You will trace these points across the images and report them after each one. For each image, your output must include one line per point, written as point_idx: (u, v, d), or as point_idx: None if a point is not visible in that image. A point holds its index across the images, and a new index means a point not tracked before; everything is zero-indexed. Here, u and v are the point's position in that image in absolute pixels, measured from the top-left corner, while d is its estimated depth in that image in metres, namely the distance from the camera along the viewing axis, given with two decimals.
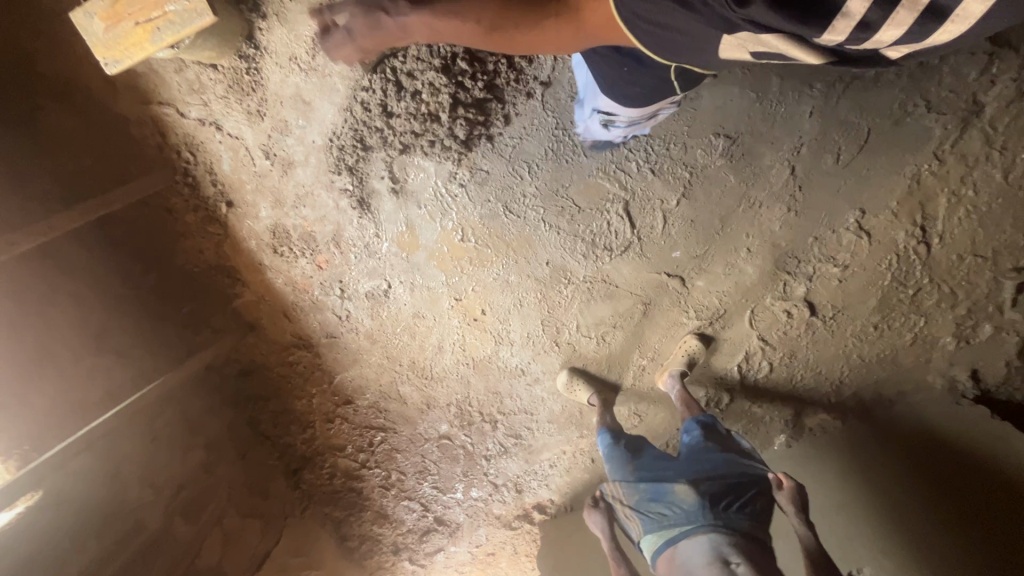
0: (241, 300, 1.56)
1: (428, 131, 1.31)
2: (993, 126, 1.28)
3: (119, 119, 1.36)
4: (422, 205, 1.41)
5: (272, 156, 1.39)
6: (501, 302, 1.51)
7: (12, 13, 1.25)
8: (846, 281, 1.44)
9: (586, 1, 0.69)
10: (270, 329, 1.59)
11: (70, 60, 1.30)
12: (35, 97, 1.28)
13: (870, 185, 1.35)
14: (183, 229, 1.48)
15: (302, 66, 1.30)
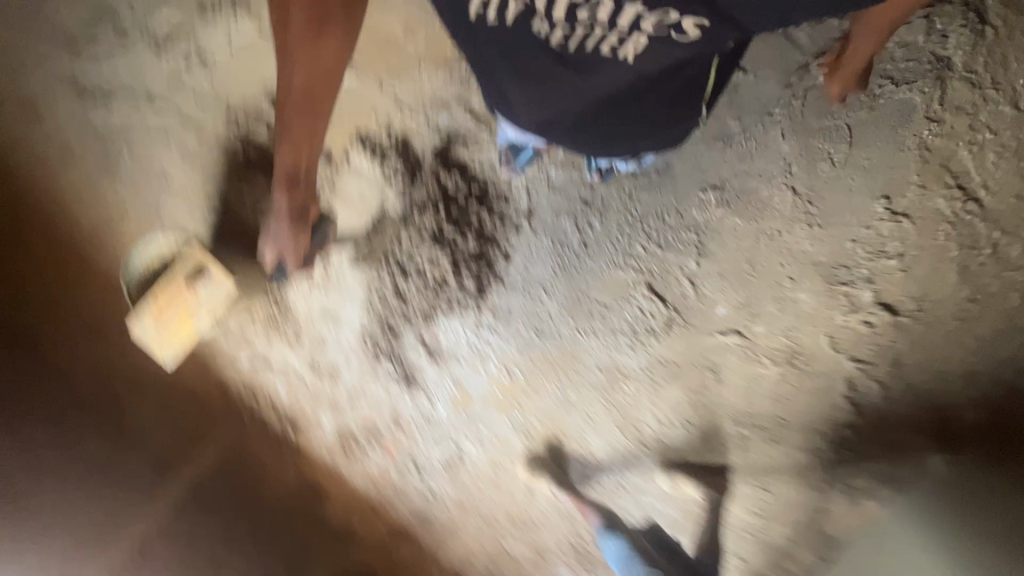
0: (331, 514, 1.52)
1: (442, 297, 1.40)
2: (973, 70, 1.27)
3: (186, 389, 1.48)
4: (461, 360, 1.45)
5: (320, 369, 1.48)
6: (569, 422, 1.46)
7: (90, 337, 1.45)
8: (910, 269, 1.32)
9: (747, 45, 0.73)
10: (364, 530, 1.53)
11: (138, 357, 1.46)
12: (119, 399, 1.44)
13: (881, 171, 1.29)
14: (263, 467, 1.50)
15: (319, 285, 1.43)
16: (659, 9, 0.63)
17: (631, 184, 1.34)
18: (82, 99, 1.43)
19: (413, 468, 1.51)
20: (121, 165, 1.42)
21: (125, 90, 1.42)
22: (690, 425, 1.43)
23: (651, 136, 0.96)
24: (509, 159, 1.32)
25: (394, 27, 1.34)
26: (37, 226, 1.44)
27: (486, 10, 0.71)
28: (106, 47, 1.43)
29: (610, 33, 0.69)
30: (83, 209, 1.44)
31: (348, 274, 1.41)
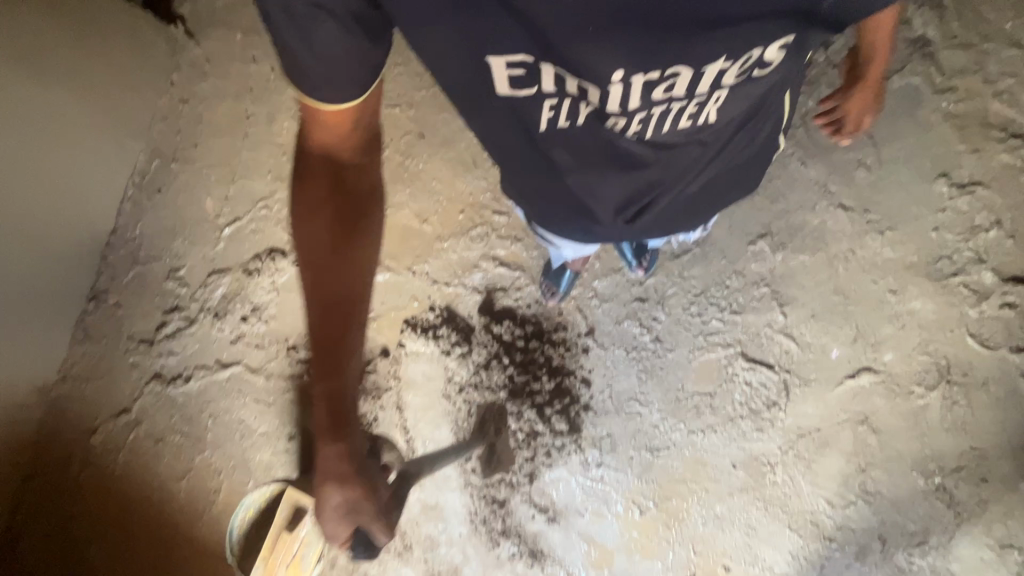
0: None
1: (538, 447, 1.29)
2: (956, 34, 1.25)
3: None
4: (582, 511, 1.29)
5: (441, 575, 1.33)
6: (729, 542, 1.23)
7: None
8: (1018, 231, 1.19)
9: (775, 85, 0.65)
10: None
11: None
12: None
13: (923, 154, 1.24)
14: None
15: (413, 482, 1.36)
16: (743, 56, 0.58)
17: (678, 265, 1.30)
18: (154, 386, 1.51)
19: None
20: (204, 431, 1.48)
21: (187, 363, 1.50)
22: (871, 496, 1.19)
23: (716, 207, 0.88)
24: (551, 289, 1.32)
25: (404, 217, 1.43)
26: (148, 515, 1.48)
27: (557, 113, 0.66)
28: (161, 333, 1.53)
29: (690, 100, 0.63)
30: (182, 484, 1.48)
31: None
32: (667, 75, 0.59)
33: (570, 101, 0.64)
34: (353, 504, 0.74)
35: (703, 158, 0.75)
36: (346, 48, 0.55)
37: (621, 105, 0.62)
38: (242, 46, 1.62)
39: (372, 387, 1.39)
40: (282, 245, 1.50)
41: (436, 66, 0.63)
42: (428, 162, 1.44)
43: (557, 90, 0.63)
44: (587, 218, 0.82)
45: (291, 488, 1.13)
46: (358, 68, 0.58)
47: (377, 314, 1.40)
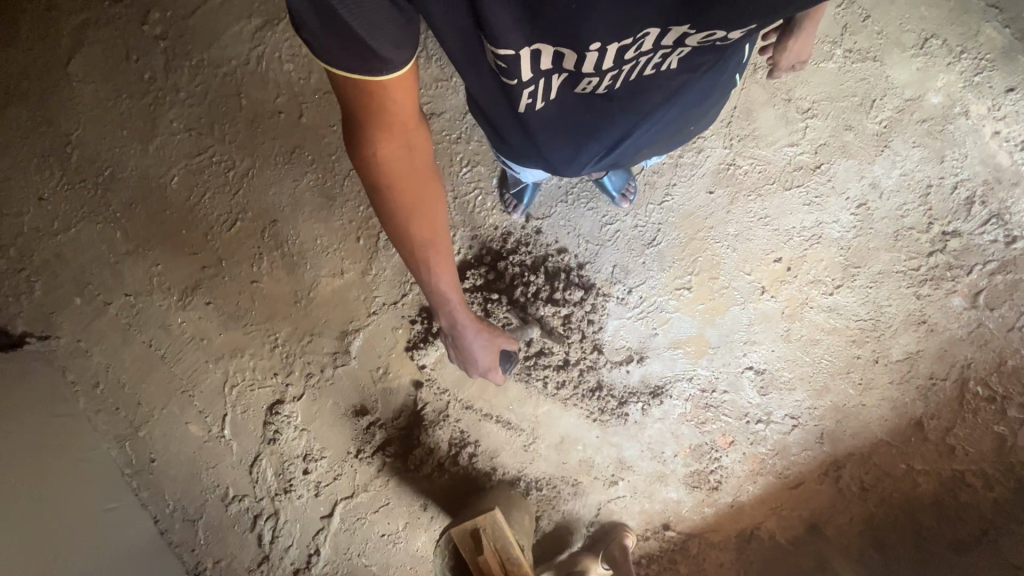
0: (778, 531, 1.37)
1: (578, 325, 1.33)
2: None
3: None
4: (653, 332, 1.34)
5: (615, 475, 1.40)
6: (762, 242, 1.29)
7: None
8: None
9: (665, 83, 0.72)
10: (813, 504, 1.35)
11: None
12: None
13: None
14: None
15: (531, 440, 1.41)
16: (642, 37, 0.58)
17: None
18: None
19: (758, 426, 1.35)
20: (368, 569, 1.52)
21: (304, 544, 1.52)
22: (815, 109, 1.26)
23: (663, 140, 0.91)
24: (513, 202, 1.32)
25: (328, 283, 1.44)
26: None
27: (533, 98, 0.70)
28: (262, 548, 1.53)
29: (656, 53, 0.63)
30: None
31: (531, 408, 1.39)
32: (638, 36, 0.58)
33: (545, 79, 0.66)
34: (494, 340, 1.02)
35: (636, 118, 0.79)
36: (335, 38, 0.51)
37: (596, 66, 0.63)
38: (69, 301, 1.50)
39: (437, 413, 1.43)
40: (273, 397, 1.49)
41: (438, 35, 0.59)
42: (302, 229, 1.43)
43: (525, 81, 0.65)
44: (544, 156, 0.87)
45: (455, 530, 1.19)
46: (400, 58, 0.55)
47: (386, 365, 1.45)
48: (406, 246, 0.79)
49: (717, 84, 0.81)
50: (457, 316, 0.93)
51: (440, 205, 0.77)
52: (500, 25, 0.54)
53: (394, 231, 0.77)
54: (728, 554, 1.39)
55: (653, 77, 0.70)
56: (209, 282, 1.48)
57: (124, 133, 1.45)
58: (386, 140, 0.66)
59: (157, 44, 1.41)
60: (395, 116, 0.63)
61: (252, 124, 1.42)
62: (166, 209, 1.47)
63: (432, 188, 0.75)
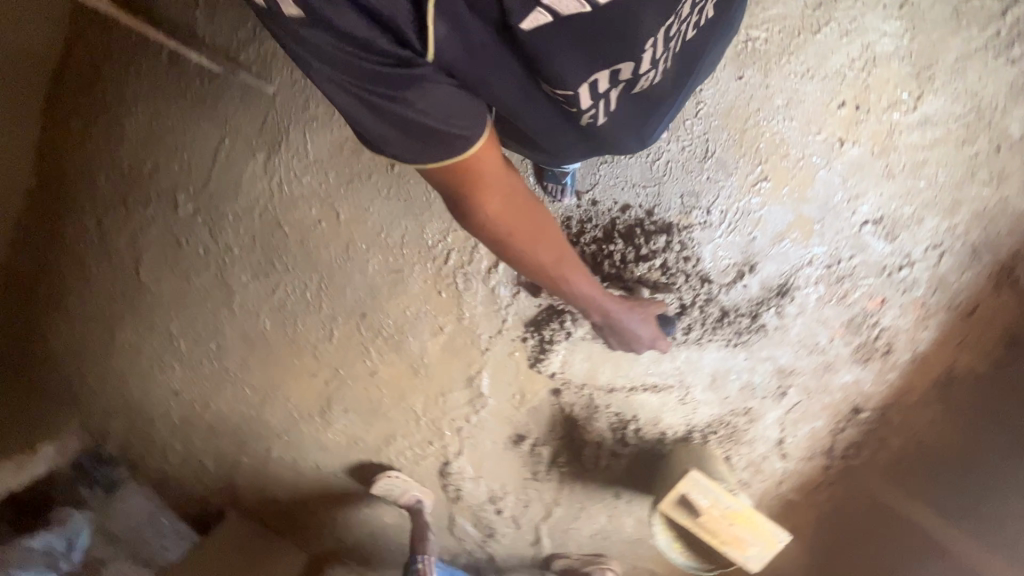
0: (971, 361, 1.30)
1: (676, 267, 1.31)
2: None
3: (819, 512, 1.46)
4: (750, 236, 1.29)
5: (782, 386, 1.36)
6: (816, 96, 1.21)
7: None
8: None
9: (701, 43, 0.79)
10: (993, 320, 1.27)
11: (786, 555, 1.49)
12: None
13: None
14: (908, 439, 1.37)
15: (684, 392, 1.40)
16: (678, 12, 0.67)
17: None
18: None
19: (903, 274, 1.26)
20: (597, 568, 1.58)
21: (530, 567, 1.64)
22: None
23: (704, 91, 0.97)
24: (557, 189, 1.29)
25: (434, 345, 1.50)
26: None
27: (597, 112, 0.76)
28: None
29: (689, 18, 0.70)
30: None
31: (670, 364, 1.38)
32: (676, 14, 0.67)
33: (607, 96, 0.74)
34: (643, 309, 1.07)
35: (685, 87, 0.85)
36: (402, 135, 0.64)
37: (650, 60, 0.71)
38: (242, 459, 1.70)
39: (586, 410, 1.46)
40: (438, 462, 1.58)
41: (501, 99, 0.70)
42: (390, 308, 1.50)
43: (592, 104, 0.74)
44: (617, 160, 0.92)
45: (661, 504, 1.20)
46: (470, 128, 0.65)
47: (520, 390, 1.48)
48: (541, 270, 0.85)
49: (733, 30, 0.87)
50: (608, 305, 0.98)
51: (550, 222, 0.83)
52: (562, 68, 0.65)
53: (527, 266, 0.84)
54: (929, 404, 1.35)
55: (689, 45, 0.77)
56: (338, 392, 1.58)
57: (209, 305, 1.58)
58: (487, 197, 0.73)
59: (196, 219, 1.53)
60: (489, 172, 0.71)
61: (303, 243, 1.50)
62: (273, 351, 1.59)
63: (538, 211, 0.80)
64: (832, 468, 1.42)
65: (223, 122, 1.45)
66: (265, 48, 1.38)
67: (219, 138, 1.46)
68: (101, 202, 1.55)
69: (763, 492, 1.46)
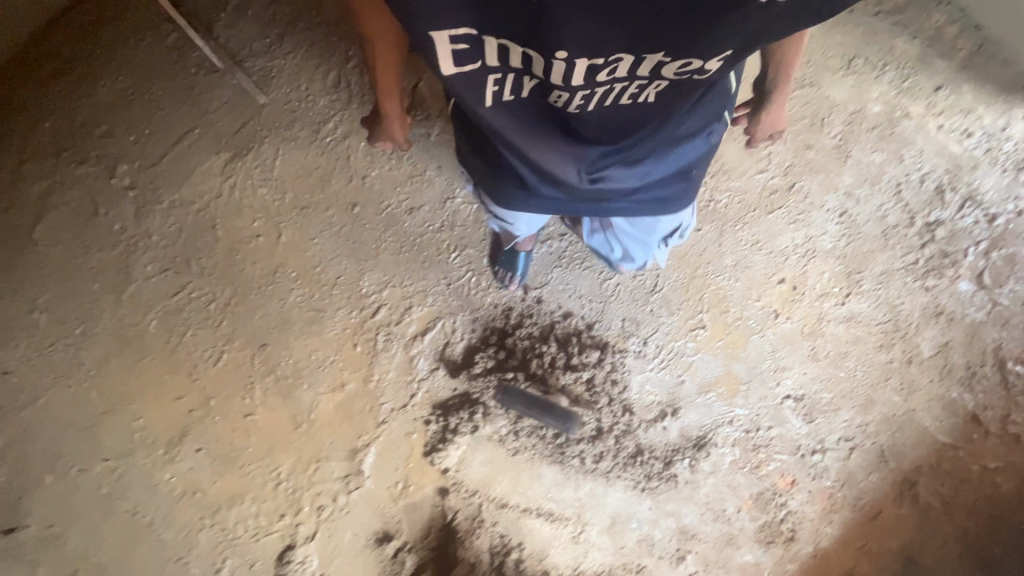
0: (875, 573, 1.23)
1: (600, 387, 1.28)
2: None
3: None
4: (679, 377, 1.29)
5: (682, 549, 1.26)
6: (761, 267, 1.30)
7: None
8: None
9: (637, 120, 0.80)
10: (898, 534, 1.23)
11: None
12: None
13: None
14: None
15: (579, 527, 1.27)
16: (610, 55, 0.66)
17: None
18: None
19: (814, 458, 1.26)
20: None
21: None
22: None
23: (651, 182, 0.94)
24: (505, 274, 1.31)
25: (327, 401, 1.34)
26: None
27: (502, 88, 0.76)
28: None
29: (630, 81, 0.72)
30: None
31: (572, 491, 1.27)
32: (610, 58, 0.67)
33: (517, 76, 0.73)
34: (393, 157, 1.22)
35: (609, 143, 0.84)
36: None
37: (565, 77, 0.70)
38: (39, 478, 1.36)
39: (469, 521, 1.28)
40: (281, 543, 1.32)
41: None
42: (295, 347, 1.36)
43: (499, 71, 0.73)
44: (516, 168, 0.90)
45: None
46: None
47: (404, 477, 1.31)
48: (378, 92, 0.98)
49: (695, 142, 0.89)
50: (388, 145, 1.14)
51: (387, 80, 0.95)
52: (456, 8, 0.63)
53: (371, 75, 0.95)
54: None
55: (619, 109, 0.78)
56: (198, 425, 1.35)
57: (96, 285, 1.40)
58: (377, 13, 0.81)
59: (127, 193, 1.41)
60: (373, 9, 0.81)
61: (230, 252, 1.39)
62: (144, 357, 1.38)
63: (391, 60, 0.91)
64: None
65: (203, 112, 1.42)
66: (275, 66, 1.42)
67: (189, 127, 1.42)
68: (35, 145, 1.42)
69: None
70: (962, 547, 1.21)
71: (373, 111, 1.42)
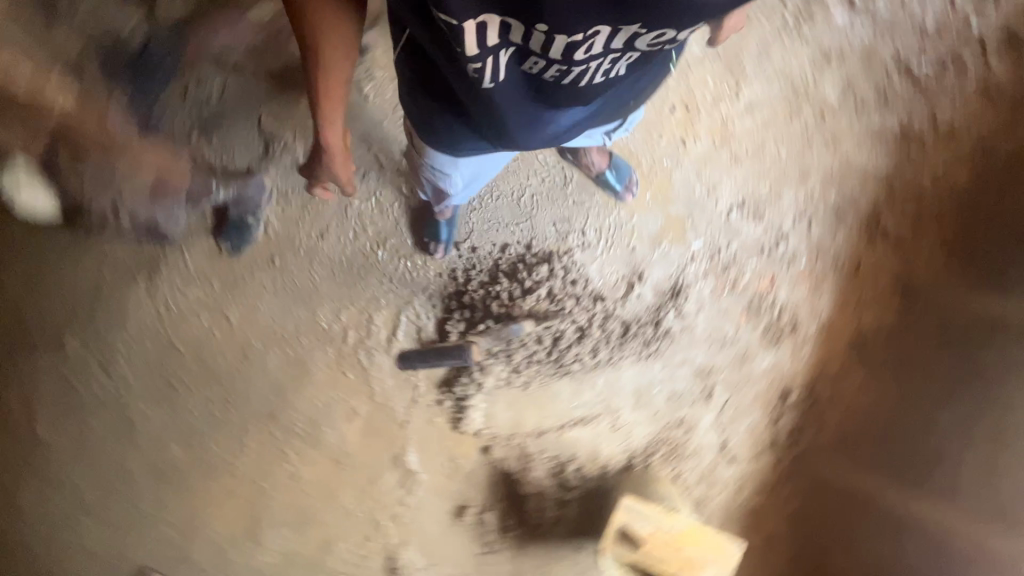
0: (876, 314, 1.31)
1: (563, 292, 1.32)
2: None
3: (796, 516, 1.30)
4: (629, 245, 1.32)
5: (707, 386, 1.33)
6: (651, 106, 1.30)
7: None
8: None
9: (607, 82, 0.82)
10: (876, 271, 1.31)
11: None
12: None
13: None
14: (848, 412, 1.31)
15: (612, 416, 1.34)
16: (589, 30, 0.66)
17: (386, 165, 1.40)
18: None
19: (781, 248, 1.31)
20: None
21: None
22: None
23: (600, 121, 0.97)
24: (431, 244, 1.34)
25: (352, 429, 1.42)
26: None
27: (486, 70, 0.72)
28: None
29: (605, 56, 0.73)
30: None
31: (590, 390, 1.34)
32: (592, 34, 0.67)
33: (495, 55, 0.70)
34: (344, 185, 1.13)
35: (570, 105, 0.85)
36: None
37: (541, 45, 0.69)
38: None
39: (520, 460, 1.37)
40: (383, 560, 1.43)
41: None
42: (300, 402, 1.43)
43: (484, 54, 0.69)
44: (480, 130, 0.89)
45: (603, 543, 1.09)
46: None
47: (451, 454, 1.40)
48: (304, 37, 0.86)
49: (642, 95, 0.95)
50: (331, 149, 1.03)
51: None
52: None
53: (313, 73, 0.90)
54: (855, 371, 1.31)
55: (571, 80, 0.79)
56: (263, 509, 1.45)
57: (109, 444, 1.47)
58: None
59: (88, 357, 1.46)
60: None
61: (200, 357, 1.45)
62: (188, 480, 1.46)
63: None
64: (785, 464, 1.32)
65: (104, 254, 1.45)
66: None
67: (102, 273, 1.45)
68: None
69: (727, 511, 1.32)
70: (931, 252, 1.31)
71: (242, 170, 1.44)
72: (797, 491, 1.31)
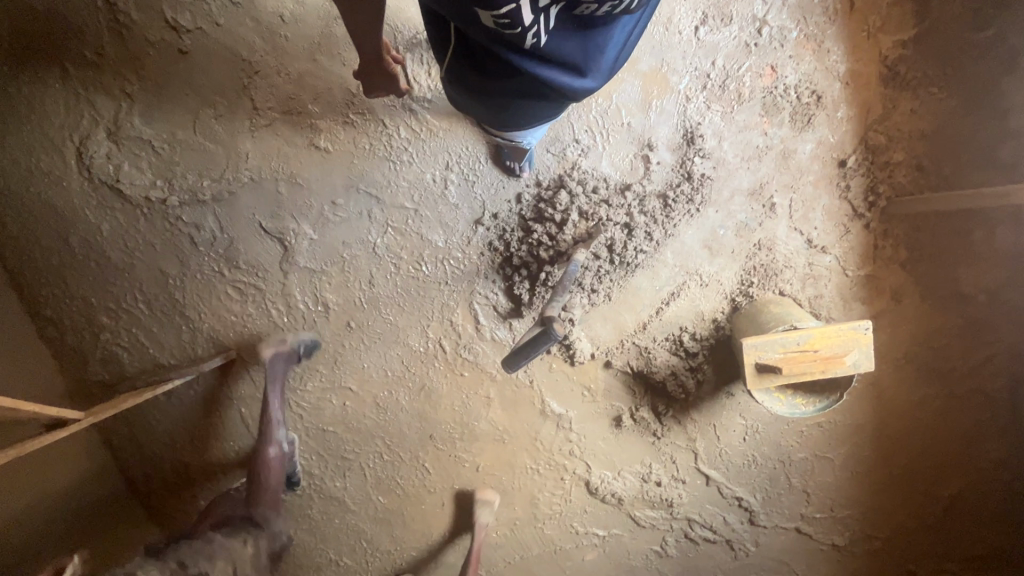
0: (881, 42, 1.28)
1: (591, 204, 1.33)
2: (42, 49, 1.34)
3: (892, 259, 1.37)
4: (625, 125, 1.31)
5: (766, 201, 1.33)
6: None
7: (921, 360, 1.45)
8: None
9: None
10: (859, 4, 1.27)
11: (904, 319, 1.41)
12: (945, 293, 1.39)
13: (151, 31, 1.34)
14: (901, 144, 1.31)
15: (696, 277, 1.39)
16: None
17: (383, 192, 1.43)
18: (759, 516, 1.59)
19: (765, 34, 1.26)
20: (777, 460, 1.53)
21: (728, 505, 1.58)
22: None
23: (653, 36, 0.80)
24: None
25: (495, 411, 1.57)
26: (872, 463, 1.54)
27: (537, 37, 0.64)
28: (721, 543, 1.62)
29: None
30: (831, 450, 1.52)
31: (666, 267, 1.39)
32: None
33: (544, 14, 0.62)
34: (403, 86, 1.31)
35: (624, 38, 0.71)
36: None
37: None
38: None
39: (641, 355, 1.47)
40: (582, 488, 1.60)
41: None
42: (443, 413, 1.58)
43: (531, 22, 0.61)
44: (533, 104, 0.80)
45: (748, 383, 1.17)
46: None
47: (584, 383, 1.51)
48: None
49: None
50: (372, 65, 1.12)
51: None
52: None
53: None
54: (886, 103, 1.30)
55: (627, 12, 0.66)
56: (471, 503, 1.64)
57: (332, 524, 1.68)
58: None
59: None
60: None
61: (350, 427, 1.59)
62: (403, 514, 1.67)
63: None
64: (875, 223, 1.35)
65: (229, 397, 1.59)
66: (206, 329, 1.53)
67: (236, 412, 1.60)
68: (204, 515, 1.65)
69: (844, 291, 1.38)
70: None
71: (274, 273, 1.49)
72: (884, 237, 1.36)
